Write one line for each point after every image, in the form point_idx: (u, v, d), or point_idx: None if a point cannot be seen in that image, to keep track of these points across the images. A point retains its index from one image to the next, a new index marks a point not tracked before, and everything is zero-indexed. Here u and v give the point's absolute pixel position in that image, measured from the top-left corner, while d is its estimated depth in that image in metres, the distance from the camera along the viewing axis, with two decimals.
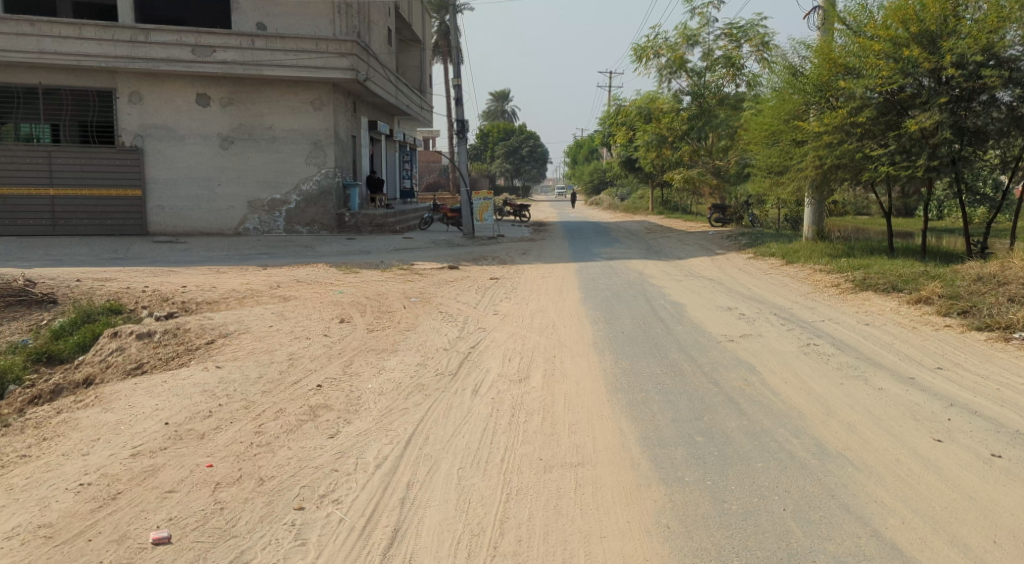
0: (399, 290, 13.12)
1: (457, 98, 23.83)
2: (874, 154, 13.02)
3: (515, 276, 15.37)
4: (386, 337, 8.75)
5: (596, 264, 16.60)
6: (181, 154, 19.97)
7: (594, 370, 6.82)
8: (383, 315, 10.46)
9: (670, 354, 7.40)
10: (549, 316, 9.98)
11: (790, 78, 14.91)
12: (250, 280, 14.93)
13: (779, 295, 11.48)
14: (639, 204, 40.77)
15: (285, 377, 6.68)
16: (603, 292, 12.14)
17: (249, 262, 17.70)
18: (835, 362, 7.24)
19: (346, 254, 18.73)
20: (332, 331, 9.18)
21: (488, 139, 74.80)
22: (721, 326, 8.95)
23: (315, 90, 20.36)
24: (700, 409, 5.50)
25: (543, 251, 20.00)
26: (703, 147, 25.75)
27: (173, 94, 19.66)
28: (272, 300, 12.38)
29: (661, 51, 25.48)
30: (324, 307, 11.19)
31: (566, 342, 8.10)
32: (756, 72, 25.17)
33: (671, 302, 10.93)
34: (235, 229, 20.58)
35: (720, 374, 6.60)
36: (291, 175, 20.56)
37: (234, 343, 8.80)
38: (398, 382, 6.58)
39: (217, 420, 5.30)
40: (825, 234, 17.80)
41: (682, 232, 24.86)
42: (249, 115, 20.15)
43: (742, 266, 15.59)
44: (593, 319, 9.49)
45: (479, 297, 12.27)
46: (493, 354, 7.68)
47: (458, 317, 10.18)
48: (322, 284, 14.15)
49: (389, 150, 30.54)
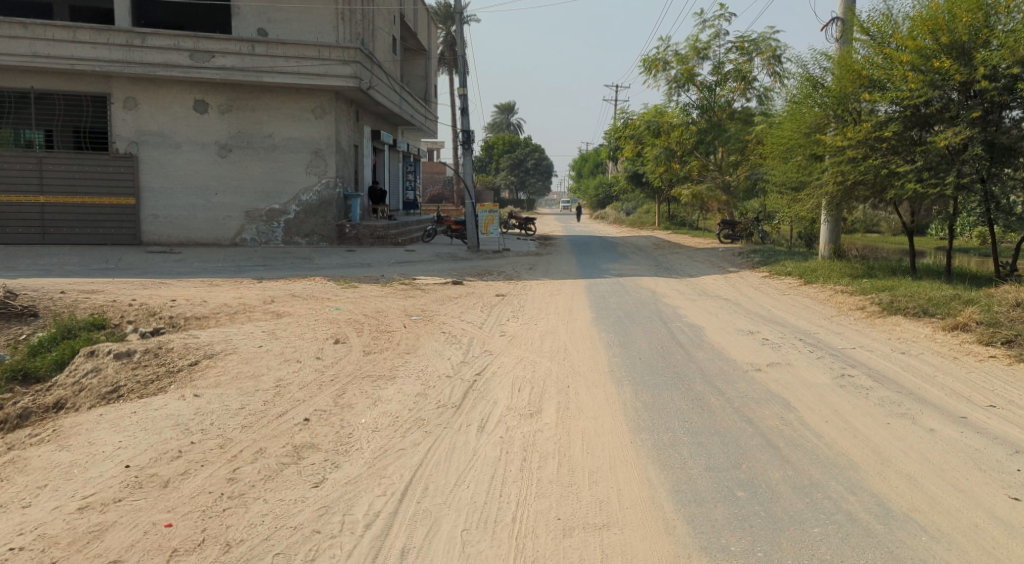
0: (399, 307, 12.49)
1: (463, 109, 23.29)
2: (899, 171, 12.27)
3: (522, 293, 14.73)
4: (384, 361, 8.10)
5: (605, 281, 15.96)
6: (177, 162, 19.39)
7: (611, 403, 6.15)
8: (382, 335, 9.82)
9: (694, 386, 6.71)
10: (559, 338, 9.32)
11: (808, 92, 14.25)
12: (243, 294, 14.32)
13: (802, 318, 10.82)
14: (645, 219, 40.09)
15: (269, 408, 6.05)
16: (616, 312, 11.48)
17: (245, 274, 17.08)
18: (875, 397, 6.52)
19: (345, 267, 18.11)
20: (326, 353, 8.54)
21: (492, 151, 74.36)
22: (745, 353, 8.28)
23: (316, 97, 19.77)
24: (737, 454, 4.83)
25: (549, 266, 19.36)
26: (712, 162, 25.15)
27: (170, 101, 19.11)
28: (264, 316, 11.75)
29: (670, 64, 24.93)
30: (318, 325, 10.56)
31: (579, 370, 7.42)
32: (768, 86, 24.57)
33: (688, 324, 10.27)
34: (232, 240, 19.96)
35: (752, 409, 5.92)
36: (291, 185, 19.97)
37: (219, 365, 8.16)
38: (395, 415, 5.92)
39: (186, 462, 4.68)
40: (842, 253, 17.15)
41: (691, 249, 24.20)
42: (248, 122, 19.58)
43: (758, 285, 14.94)
44: (606, 343, 8.83)
45: (484, 316, 11.63)
46: (500, 383, 7.01)
47: (462, 337, 9.53)
48: (318, 299, 13.52)
49: (392, 161, 30.01)
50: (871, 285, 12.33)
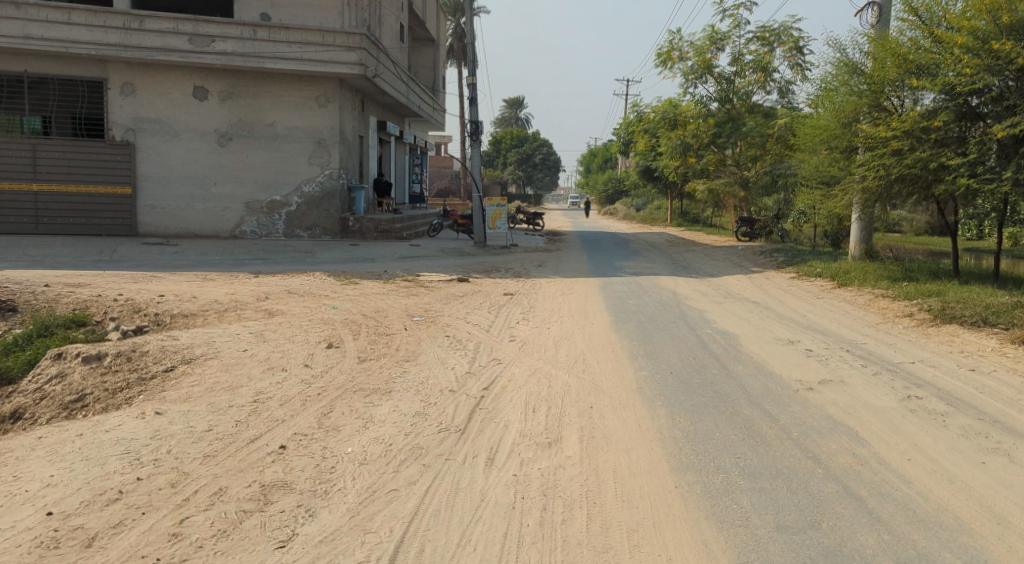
0: (401, 306, 11.55)
1: (473, 98, 22.32)
2: (950, 164, 11.35)
3: (532, 292, 13.77)
4: (379, 371, 7.15)
5: (621, 280, 14.99)
6: (174, 150, 18.48)
7: (644, 431, 5.24)
8: (381, 339, 8.88)
9: (738, 409, 5.79)
10: (577, 346, 8.37)
11: (845, 79, 13.32)
12: (236, 290, 13.40)
13: (844, 326, 9.83)
14: (656, 215, 38.99)
15: (241, 431, 5.10)
16: (636, 316, 10.50)
17: (243, 268, 16.17)
18: (955, 426, 5.59)
19: (349, 262, 17.22)
20: (317, 360, 7.60)
21: (501, 145, 73.27)
22: (790, 368, 7.31)
23: (320, 85, 18.84)
24: (811, 506, 3.97)
25: (561, 264, 18.42)
26: (729, 157, 24.10)
27: (167, 86, 18.20)
28: (255, 316, 10.80)
29: (687, 54, 23.86)
30: (311, 326, 9.62)
31: (602, 386, 6.49)
32: (788, 78, 23.56)
33: (719, 331, 9.29)
34: (231, 232, 19.04)
35: (815, 443, 5.03)
36: (293, 175, 19.05)
37: (196, 375, 7.19)
38: (388, 442, 4.97)
39: (125, 508, 3.78)
40: (873, 254, 16.15)
41: (709, 247, 23.17)
42: (249, 109, 18.66)
43: (786, 288, 13.93)
44: (631, 353, 7.88)
45: (491, 318, 10.67)
46: (511, 401, 6.07)
47: (468, 343, 8.59)
48: (315, 297, 12.58)
49: (398, 152, 29.03)
50: (916, 289, 11.35)
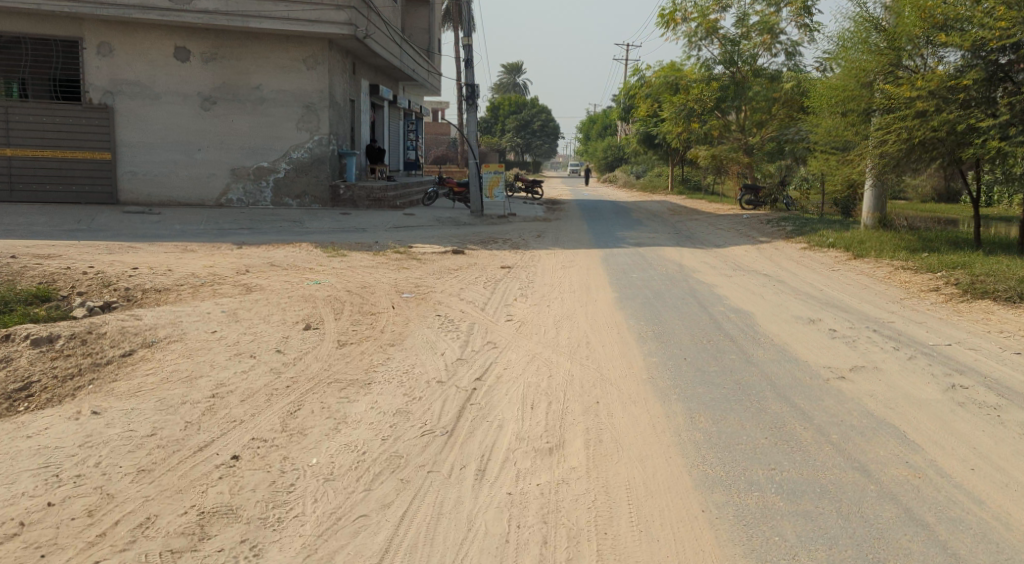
0: (390, 280, 10.80)
1: (468, 60, 21.35)
2: (980, 126, 10.55)
3: (531, 264, 13.01)
4: (359, 358, 6.41)
5: (623, 252, 14.22)
6: (155, 114, 17.56)
7: (660, 434, 4.53)
8: (366, 319, 8.14)
9: (765, 405, 5.07)
10: (579, 327, 7.66)
11: (862, 37, 12.49)
12: (216, 262, 12.61)
13: (866, 302, 9.09)
14: (657, 183, 38.03)
15: (190, 436, 4.36)
16: (643, 291, 9.76)
17: (226, 239, 15.36)
18: (1013, 422, 4.86)
19: (338, 231, 16.44)
20: (292, 345, 6.87)
21: (499, 112, 72.03)
22: (817, 352, 6.58)
23: (308, 46, 17.90)
24: (869, 543, 3.30)
25: (561, 233, 17.66)
26: (734, 122, 23.19)
27: (146, 47, 17.23)
28: (233, 292, 10.04)
29: (690, 16, 22.74)
30: (291, 304, 8.87)
31: (608, 376, 5.76)
32: (795, 40, 22.59)
33: (732, 308, 8.56)
34: (217, 200, 18.20)
35: (860, 447, 4.31)
36: (280, 141, 18.16)
37: (155, 361, 6.44)
38: (361, 450, 4.24)
39: (21, 548, 3.15)
40: (887, 222, 15.37)
41: (713, 215, 22.36)
42: (233, 71, 17.71)
43: (798, 259, 13.17)
44: (639, 335, 7.17)
45: (487, 294, 9.93)
46: (507, 396, 5.34)
47: (460, 324, 7.86)
48: (299, 271, 11.81)
49: (391, 118, 28.06)
50: (939, 261, 10.60)
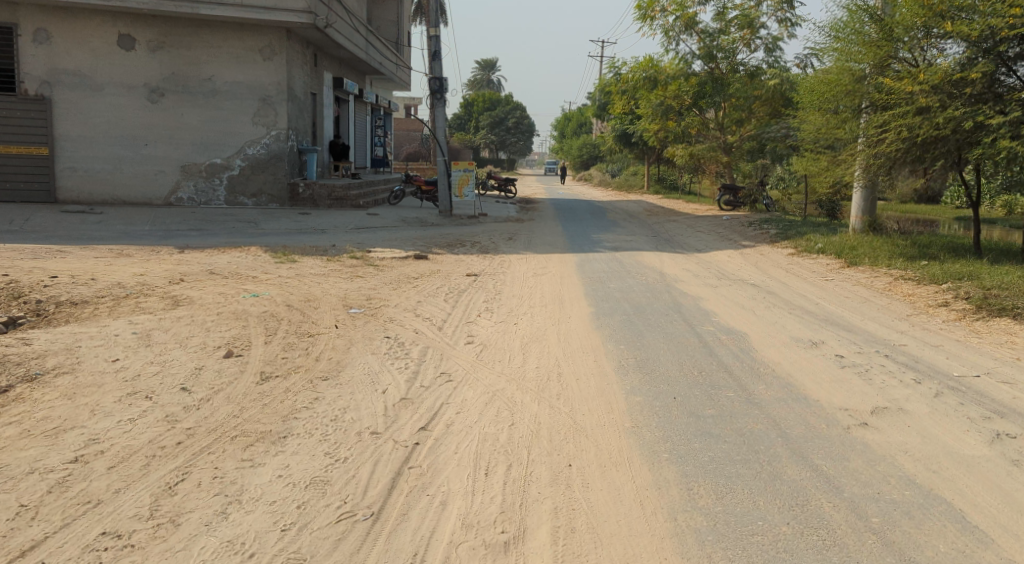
0: (341, 293, 9.64)
1: (436, 53, 20.21)
2: (988, 123, 9.63)
3: (499, 272, 11.93)
4: (280, 399, 5.24)
5: (599, 257, 13.19)
6: (97, 107, 16.19)
7: (652, 519, 3.50)
8: (301, 343, 6.99)
9: (779, 468, 4.04)
10: (550, 354, 6.60)
11: (855, 27, 11.54)
12: (149, 270, 11.34)
13: (869, 320, 8.13)
14: (632, 183, 37.08)
15: (17, 533, 3.30)
16: (622, 306, 8.72)
17: (170, 241, 14.09)
18: None
19: (294, 233, 15.24)
20: (206, 379, 5.68)
21: (472, 109, 70.76)
22: (829, 388, 5.55)
23: (263, 36, 16.63)
24: None
25: (532, 236, 16.60)
26: (711, 120, 22.20)
27: (88, 34, 15.91)
28: (158, 305, 8.80)
29: (666, 9, 21.70)
30: (221, 323, 7.68)
31: (583, 425, 4.70)
32: (775, 35, 21.69)
33: (723, 328, 7.55)
34: (166, 200, 16.86)
35: (913, 540, 3.32)
36: (234, 136, 16.88)
37: (31, 403, 5.21)
38: (244, 553, 3.21)
39: None
40: (878, 226, 14.47)
41: (691, 217, 21.38)
42: (183, 62, 16.41)
43: (787, 266, 12.22)
44: (619, 365, 6.13)
45: (447, 309, 8.81)
46: (457, 455, 4.26)
47: (412, 350, 6.76)
48: (240, 280, 10.60)
49: (357, 113, 26.77)
50: (943, 271, 9.70)
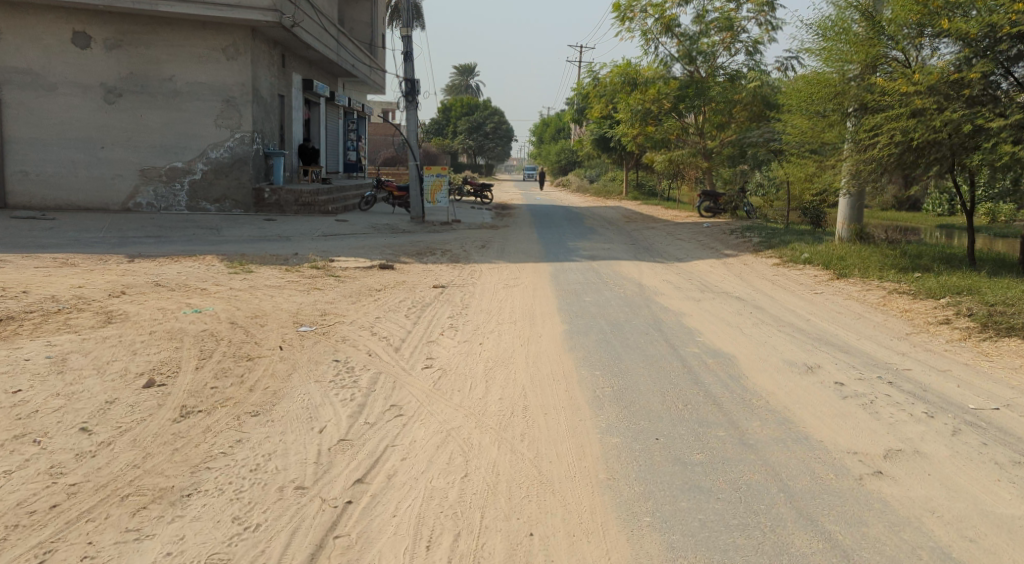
0: (295, 308, 8.83)
1: (408, 54, 19.43)
2: (989, 127, 9.03)
3: (469, 283, 11.17)
4: (196, 442, 4.45)
5: (575, 267, 12.47)
6: (49, 108, 15.27)
7: None
8: (241, 369, 6.15)
9: (784, 538, 3.38)
10: (518, 382, 5.84)
11: (846, 27, 10.95)
12: (90, 282, 10.44)
13: (866, 339, 7.49)
14: (610, 188, 36.49)
15: None
16: (598, 323, 7.99)
17: (123, 250, 13.19)
18: None
19: (256, 241, 14.39)
20: (124, 419, 4.83)
21: (450, 114, 70.05)
22: (831, 425, 4.88)
23: (227, 34, 15.71)
24: None
25: (507, 243, 15.88)
26: (691, 125, 21.59)
27: (41, 32, 15.02)
28: (89, 321, 7.90)
29: (645, 11, 21.11)
30: (155, 344, 6.83)
31: (551, 477, 4.00)
32: (756, 37, 21.14)
33: (709, 350, 6.84)
34: (123, 205, 15.89)
35: None
36: (196, 139, 15.92)
37: None
38: None
39: None
40: (865, 235, 13.89)
41: (670, 223, 20.77)
42: (142, 61, 15.50)
43: (772, 277, 11.59)
44: (594, 396, 5.40)
45: (408, 326, 8.04)
46: (396, 522, 3.55)
47: (360, 378, 5.96)
48: (188, 293, 9.75)
49: (328, 116, 25.90)
50: (941, 285, 9.11)
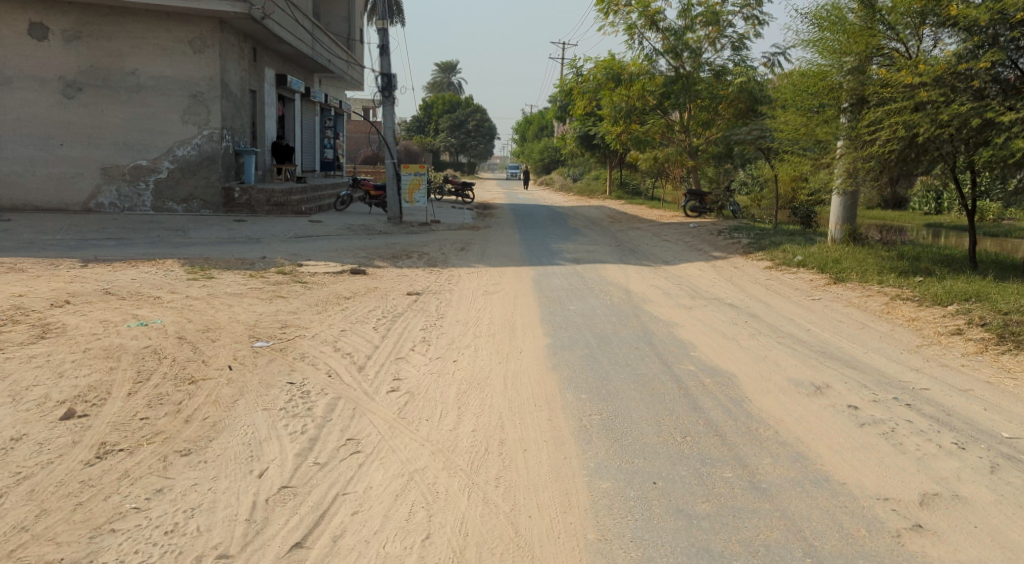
0: (253, 320, 8.09)
1: (384, 48, 18.67)
2: (1000, 121, 8.42)
3: (445, 289, 10.48)
4: (107, 491, 3.76)
5: (559, 271, 11.81)
6: (3, 102, 14.41)
7: None
8: (184, 396, 5.39)
9: None
10: (493, 409, 5.13)
11: (841, 18, 10.33)
12: (35, 290, 9.64)
13: (875, 352, 6.86)
14: (594, 187, 35.82)
15: None
16: (583, 336, 7.29)
17: (78, 253, 12.36)
18: None
19: (223, 243, 13.61)
20: (29, 462, 4.08)
21: (432, 111, 69.15)
22: (852, 461, 4.25)
23: (194, 26, 14.86)
24: None
25: (486, 245, 15.18)
26: (676, 123, 21.00)
27: None
28: (22, 335, 7.12)
29: (629, 5, 20.46)
30: (91, 365, 6.07)
31: (530, 540, 3.35)
32: (742, 33, 20.58)
33: (705, 369, 6.15)
34: (84, 205, 15.01)
35: None
36: (161, 135, 15.04)
37: None
38: None
39: None
40: (858, 236, 13.32)
41: (656, 224, 20.14)
42: (103, 53, 14.61)
43: (766, 281, 10.99)
44: (580, 427, 4.70)
45: (377, 340, 7.33)
46: None
47: (315, 405, 5.23)
48: (141, 302, 8.99)
49: (303, 113, 25.06)
50: (947, 290, 8.53)
